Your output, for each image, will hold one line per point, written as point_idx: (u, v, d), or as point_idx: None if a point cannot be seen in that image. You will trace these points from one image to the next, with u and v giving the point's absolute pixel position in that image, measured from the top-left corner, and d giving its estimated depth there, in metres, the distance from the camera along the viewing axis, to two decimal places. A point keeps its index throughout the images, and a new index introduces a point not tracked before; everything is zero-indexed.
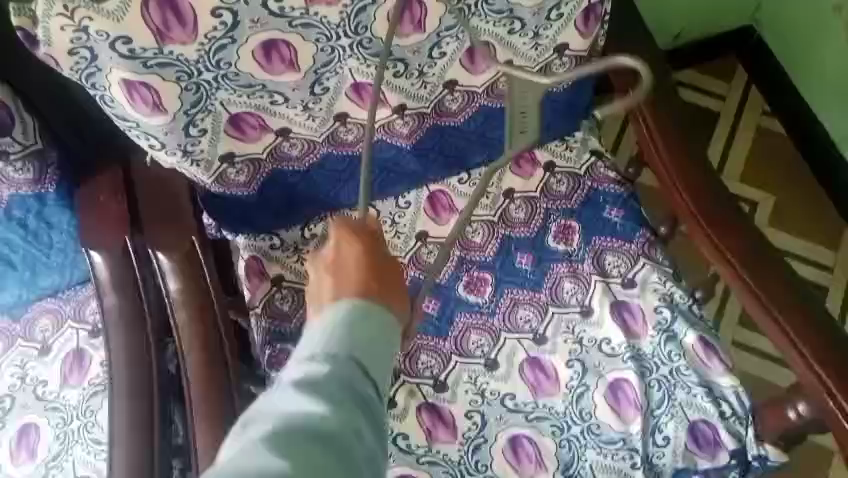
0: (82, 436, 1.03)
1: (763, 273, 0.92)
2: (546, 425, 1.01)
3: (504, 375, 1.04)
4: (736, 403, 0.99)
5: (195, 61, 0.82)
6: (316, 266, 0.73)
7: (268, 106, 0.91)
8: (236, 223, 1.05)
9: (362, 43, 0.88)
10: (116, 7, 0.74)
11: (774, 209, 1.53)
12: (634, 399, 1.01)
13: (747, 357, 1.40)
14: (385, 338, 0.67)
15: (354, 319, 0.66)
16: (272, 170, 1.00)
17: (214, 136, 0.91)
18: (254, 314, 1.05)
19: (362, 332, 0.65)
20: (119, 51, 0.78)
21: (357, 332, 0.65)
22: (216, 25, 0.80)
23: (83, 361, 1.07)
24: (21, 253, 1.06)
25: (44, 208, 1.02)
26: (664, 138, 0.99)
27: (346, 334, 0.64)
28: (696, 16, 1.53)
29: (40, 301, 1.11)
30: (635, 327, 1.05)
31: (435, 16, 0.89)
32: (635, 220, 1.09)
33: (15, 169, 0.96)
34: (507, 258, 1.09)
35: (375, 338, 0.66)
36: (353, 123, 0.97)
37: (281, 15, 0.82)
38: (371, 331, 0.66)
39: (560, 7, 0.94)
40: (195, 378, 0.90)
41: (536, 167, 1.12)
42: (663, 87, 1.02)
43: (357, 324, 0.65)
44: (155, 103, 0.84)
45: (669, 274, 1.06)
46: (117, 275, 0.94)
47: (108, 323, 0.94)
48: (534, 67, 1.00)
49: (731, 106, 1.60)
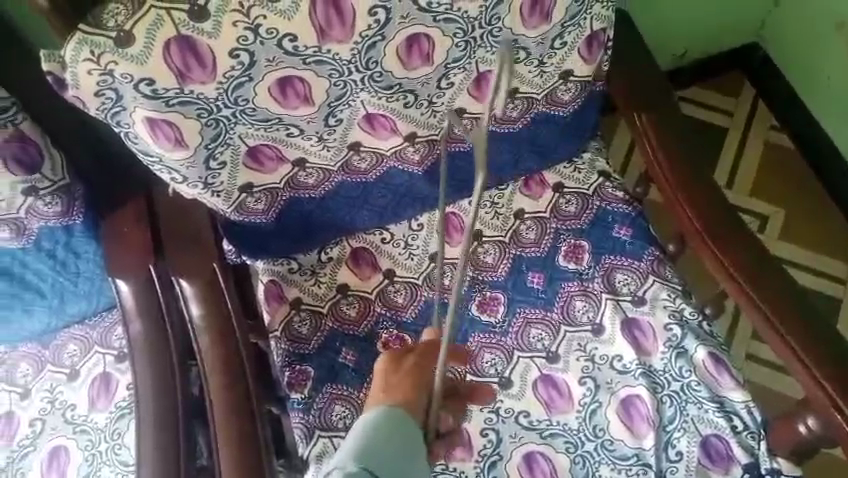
0: (110, 458, 1.06)
1: (770, 290, 0.94)
2: (560, 442, 1.03)
3: (518, 393, 1.06)
4: (747, 417, 1.01)
5: (215, 99, 0.85)
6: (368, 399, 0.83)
7: (284, 138, 0.95)
8: (255, 249, 1.09)
9: (373, 77, 0.91)
10: (139, 51, 0.78)
11: (784, 221, 1.54)
12: (647, 414, 1.02)
13: (760, 369, 1.40)
14: (403, 441, 0.74)
15: (375, 422, 0.74)
16: (289, 198, 1.04)
17: (233, 168, 0.95)
18: (274, 338, 1.09)
19: (378, 438, 0.73)
20: (143, 91, 0.81)
21: (372, 439, 0.73)
22: (233, 65, 0.83)
23: (109, 385, 1.11)
24: (50, 282, 1.10)
25: (72, 239, 1.07)
26: (669, 159, 1.02)
27: (363, 438, 0.73)
28: (700, 35, 1.55)
29: (68, 327, 1.15)
30: (646, 343, 1.07)
31: (443, 48, 0.91)
32: (644, 238, 1.11)
33: (44, 203, 1.01)
34: (518, 278, 1.12)
35: (392, 434, 0.74)
36: (367, 150, 1.02)
37: (295, 54, 0.84)
38: (385, 436, 0.73)
39: (564, 36, 0.97)
40: (219, 401, 0.93)
41: (545, 188, 1.15)
42: (667, 109, 1.04)
43: (372, 432, 0.73)
44: (177, 139, 0.87)
45: (679, 291, 1.08)
46: (142, 302, 0.98)
47: (134, 349, 0.98)
48: (540, 94, 1.04)
49: (738, 121, 1.62)
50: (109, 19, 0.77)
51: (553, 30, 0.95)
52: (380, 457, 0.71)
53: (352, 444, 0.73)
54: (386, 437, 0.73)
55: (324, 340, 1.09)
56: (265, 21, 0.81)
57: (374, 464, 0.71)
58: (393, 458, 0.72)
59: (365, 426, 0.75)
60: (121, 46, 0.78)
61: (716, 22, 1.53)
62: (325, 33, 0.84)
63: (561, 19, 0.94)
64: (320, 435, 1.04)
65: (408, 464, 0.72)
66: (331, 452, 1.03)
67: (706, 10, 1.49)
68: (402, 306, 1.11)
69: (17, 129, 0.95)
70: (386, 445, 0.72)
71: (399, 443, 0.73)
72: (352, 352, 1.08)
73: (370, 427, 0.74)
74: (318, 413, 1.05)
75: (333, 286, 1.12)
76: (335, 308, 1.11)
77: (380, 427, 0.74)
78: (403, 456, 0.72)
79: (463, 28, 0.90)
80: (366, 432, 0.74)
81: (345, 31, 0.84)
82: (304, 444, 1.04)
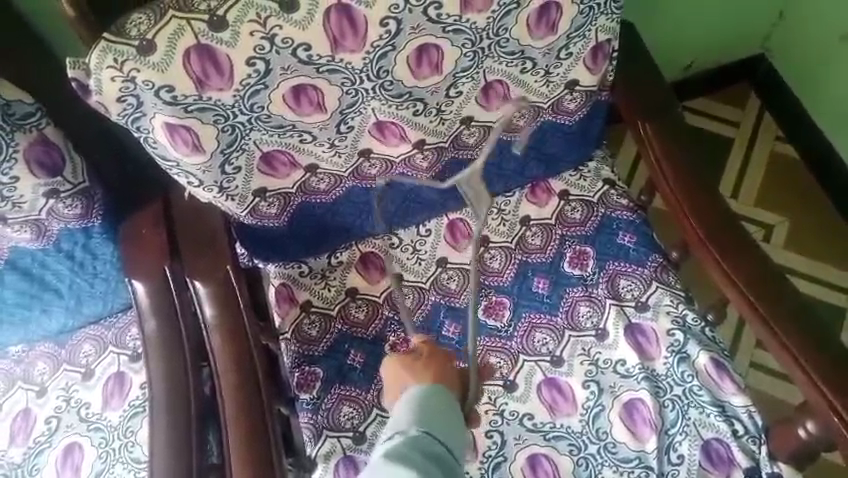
0: (124, 455, 1.09)
1: (772, 299, 0.96)
2: (563, 444, 1.05)
3: (523, 396, 1.08)
4: (748, 422, 1.03)
5: (232, 105, 0.89)
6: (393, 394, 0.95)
7: (298, 144, 0.98)
8: (268, 253, 1.13)
9: (384, 86, 0.94)
10: (160, 58, 0.82)
11: (789, 231, 1.55)
12: (649, 418, 1.04)
13: (763, 377, 1.42)
14: (445, 412, 0.85)
15: (425, 395, 0.85)
16: (301, 203, 1.07)
17: (247, 173, 0.98)
18: (284, 339, 1.12)
19: (429, 410, 0.83)
20: (163, 98, 0.84)
21: (425, 412, 0.82)
22: (250, 73, 0.86)
23: (124, 384, 1.14)
24: (68, 283, 1.13)
25: (90, 240, 1.10)
26: (673, 170, 1.04)
27: (420, 408, 0.83)
28: (706, 48, 1.58)
29: (84, 328, 1.18)
30: (649, 348, 1.08)
31: (452, 59, 0.95)
32: (647, 244, 1.14)
33: (65, 205, 1.03)
34: (524, 283, 1.14)
35: (442, 407, 0.85)
36: (378, 158, 1.05)
37: (309, 63, 0.88)
38: (434, 409, 0.84)
39: (570, 47, 1.00)
40: (232, 398, 0.96)
41: (551, 196, 1.18)
42: (672, 120, 1.07)
43: (427, 401, 0.84)
44: (194, 144, 0.90)
45: (682, 297, 1.10)
46: (158, 302, 1.00)
47: (149, 348, 1.00)
48: (546, 103, 1.06)
49: (743, 132, 1.64)
50: (131, 29, 0.81)
51: (559, 41, 0.98)
52: (435, 425, 0.82)
53: (410, 410, 0.83)
54: (436, 408, 0.84)
55: (333, 342, 1.12)
56: (281, 31, 0.84)
57: (432, 428, 0.81)
58: (444, 425, 0.83)
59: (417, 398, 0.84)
60: (143, 53, 0.81)
61: (721, 35, 1.56)
62: (338, 43, 0.87)
63: (566, 30, 0.97)
64: (328, 434, 1.06)
65: (457, 427, 0.84)
66: (339, 452, 1.05)
67: (712, 23, 1.52)
68: (409, 309, 1.14)
69: (41, 133, 0.98)
70: (437, 414, 0.83)
71: (446, 414, 0.84)
72: (360, 354, 1.11)
73: (421, 401, 0.84)
74: (326, 414, 1.08)
75: (343, 290, 1.15)
76: (344, 310, 1.13)
77: (429, 401, 0.84)
78: (450, 427, 0.83)
79: (471, 39, 0.93)
80: (418, 405, 0.83)
81: (357, 42, 0.88)
82: (312, 443, 1.06)
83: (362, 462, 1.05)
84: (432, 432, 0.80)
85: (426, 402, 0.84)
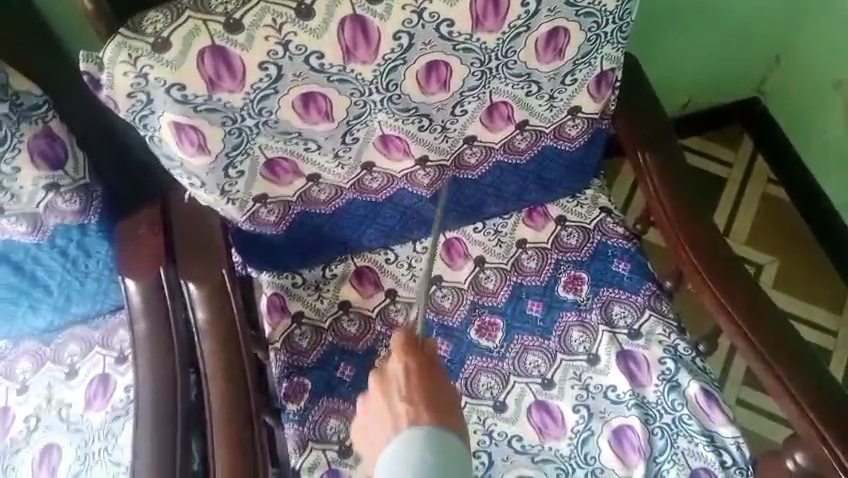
0: (102, 458, 1.07)
1: (767, 332, 0.96)
2: (551, 467, 1.04)
3: (512, 417, 1.07)
4: (736, 453, 1.02)
5: (241, 108, 0.89)
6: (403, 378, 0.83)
7: (302, 152, 0.99)
8: (261, 261, 1.13)
9: (392, 99, 0.96)
10: (174, 57, 0.82)
11: (779, 272, 1.57)
12: (639, 445, 1.04)
13: (750, 414, 1.42)
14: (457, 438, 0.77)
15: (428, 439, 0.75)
16: (300, 212, 1.07)
17: (251, 177, 0.98)
18: (273, 349, 1.11)
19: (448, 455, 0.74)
20: (173, 96, 0.85)
21: (451, 466, 0.74)
22: (261, 77, 0.87)
23: (108, 386, 1.12)
24: (58, 280, 1.11)
25: (85, 238, 1.08)
26: (672, 203, 1.06)
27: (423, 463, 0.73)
28: (703, 87, 1.62)
29: (70, 327, 1.17)
30: (640, 375, 1.08)
31: (459, 77, 0.96)
32: (641, 273, 1.15)
33: (63, 199, 1.02)
34: (518, 304, 1.14)
35: (447, 459, 0.74)
36: (380, 171, 1.06)
37: (321, 71, 0.89)
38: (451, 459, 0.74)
39: (575, 73, 1.02)
40: (220, 405, 0.94)
41: (547, 220, 1.19)
42: (673, 152, 1.09)
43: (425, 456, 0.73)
44: (201, 144, 0.91)
45: (674, 327, 1.11)
46: (149, 303, 1.00)
47: (137, 348, 0.99)
48: (549, 127, 1.08)
49: (737, 172, 1.67)
50: (147, 26, 0.83)
51: (565, 67, 1.00)
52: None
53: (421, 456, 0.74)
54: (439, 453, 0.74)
55: (323, 354, 1.11)
56: (295, 38, 0.85)
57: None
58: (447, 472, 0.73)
59: (421, 445, 0.74)
60: (157, 51, 0.82)
61: (719, 77, 1.60)
62: (351, 53, 0.88)
63: (573, 56, 0.99)
64: (313, 447, 1.05)
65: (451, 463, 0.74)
66: (323, 465, 1.04)
67: (710, 64, 1.56)
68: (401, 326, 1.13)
69: (46, 126, 0.98)
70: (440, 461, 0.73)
71: (457, 447, 0.76)
72: (350, 368, 1.10)
73: (444, 433, 0.76)
74: (311, 426, 1.06)
75: (336, 302, 1.15)
76: (336, 323, 1.13)
77: (443, 441, 0.75)
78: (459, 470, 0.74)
79: (480, 58, 0.95)
80: (427, 441, 0.75)
81: (369, 53, 0.89)
82: (296, 455, 1.05)
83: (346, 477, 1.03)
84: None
85: (457, 437, 0.77)
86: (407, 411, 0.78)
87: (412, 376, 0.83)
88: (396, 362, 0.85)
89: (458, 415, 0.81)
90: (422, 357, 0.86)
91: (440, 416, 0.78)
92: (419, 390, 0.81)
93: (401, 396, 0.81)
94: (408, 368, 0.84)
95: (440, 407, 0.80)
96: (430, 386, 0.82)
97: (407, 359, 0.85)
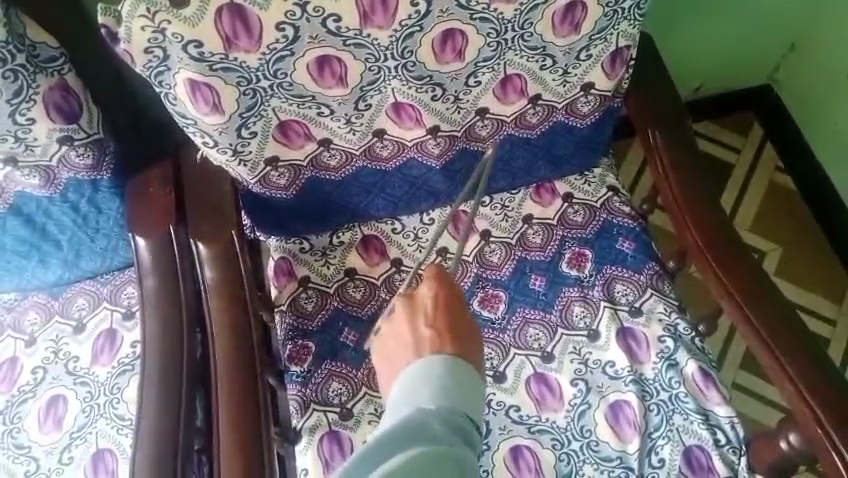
0: (107, 411, 1.09)
1: (769, 314, 0.97)
2: (547, 438, 1.05)
3: (511, 388, 1.09)
4: (730, 432, 1.04)
5: (256, 68, 0.90)
6: (428, 310, 0.87)
7: (315, 116, 0.99)
8: (270, 226, 1.14)
9: (407, 66, 0.96)
10: (192, 13, 0.83)
11: (782, 259, 1.58)
12: (634, 420, 1.05)
13: (746, 399, 1.44)
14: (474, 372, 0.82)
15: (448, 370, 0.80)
16: (310, 177, 1.08)
17: (263, 139, 0.99)
18: (279, 311, 1.13)
19: (464, 385, 0.80)
20: (190, 53, 0.85)
21: (465, 393, 0.79)
22: (278, 38, 0.87)
23: (114, 341, 1.14)
24: (69, 235, 1.12)
25: (97, 194, 1.08)
26: (681, 182, 1.06)
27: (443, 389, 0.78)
28: (717, 73, 1.60)
29: (78, 282, 1.19)
30: (639, 352, 1.10)
31: (474, 47, 0.96)
32: (645, 252, 1.16)
33: (77, 154, 1.03)
34: (521, 278, 1.15)
35: (463, 392, 0.79)
36: (391, 139, 1.06)
37: (337, 34, 0.89)
38: (465, 389, 0.80)
39: (590, 49, 1.02)
40: (225, 362, 0.96)
41: (555, 197, 1.20)
42: (683, 132, 1.09)
43: (444, 383, 0.78)
44: (215, 103, 0.91)
45: (675, 306, 1.12)
46: (158, 259, 1.01)
47: (145, 303, 1.01)
48: (561, 102, 1.08)
49: (746, 159, 1.67)
50: None
51: (580, 41, 1.00)
52: (478, 410, 0.80)
53: (441, 384, 0.78)
54: (456, 384, 0.79)
55: (327, 319, 1.12)
56: None
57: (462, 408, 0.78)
58: (462, 400, 0.78)
59: (442, 373, 0.79)
60: (177, 6, 0.83)
61: (734, 63, 1.58)
62: (368, 18, 0.89)
63: (589, 31, 0.99)
64: (314, 408, 1.06)
65: (466, 394, 0.79)
66: (324, 426, 1.05)
67: (726, 49, 1.54)
68: None
69: (62, 79, 0.98)
70: (457, 390, 0.79)
71: (472, 379, 0.81)
72: (353, 333, 1.11)
73: (463, 366, 0.81)
74: (314, 388, 1.08)
75: (342, 269, 1.16)
76: (341, 289, 1.14)
77: (459, 373, 0.80)
78: (470, 397, 0.79)
79: (496, 29, 0.95)
80: (448, 370, 0.80)
81: (386, 18, 0.90)
82: (297, 416, 1.07)
83: (346, 439, 1.05)
84: (453, 406, 0.77)
85: (471, 369, 0.82)
86: (431, 339, 0.83)
87: (439, 306, 0.87)
88: (426, 289, 0.88)
89: (476, 346, 0.86)
90: (451, 292, 0.89)
91: (461, 345, 0.84)
92: (444, 320, 0.85)
93: (427, 323, 0.85)
94: (436, 296, 0.88)
95: (462, 342, 0.84)
96: (458, 320, 0.86)
97: (438, 291, 0.88)
